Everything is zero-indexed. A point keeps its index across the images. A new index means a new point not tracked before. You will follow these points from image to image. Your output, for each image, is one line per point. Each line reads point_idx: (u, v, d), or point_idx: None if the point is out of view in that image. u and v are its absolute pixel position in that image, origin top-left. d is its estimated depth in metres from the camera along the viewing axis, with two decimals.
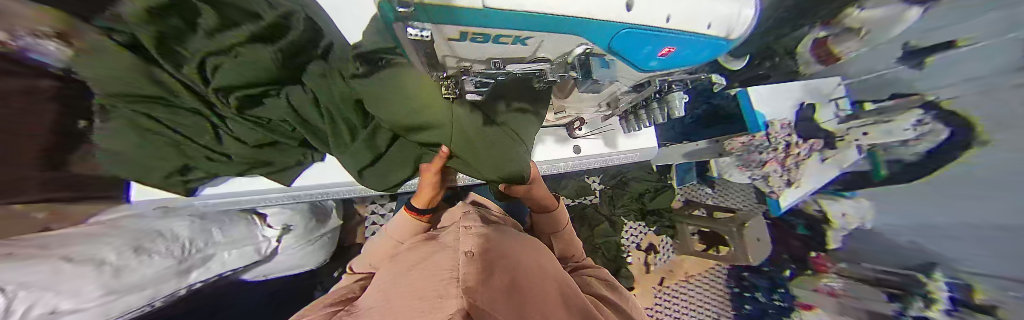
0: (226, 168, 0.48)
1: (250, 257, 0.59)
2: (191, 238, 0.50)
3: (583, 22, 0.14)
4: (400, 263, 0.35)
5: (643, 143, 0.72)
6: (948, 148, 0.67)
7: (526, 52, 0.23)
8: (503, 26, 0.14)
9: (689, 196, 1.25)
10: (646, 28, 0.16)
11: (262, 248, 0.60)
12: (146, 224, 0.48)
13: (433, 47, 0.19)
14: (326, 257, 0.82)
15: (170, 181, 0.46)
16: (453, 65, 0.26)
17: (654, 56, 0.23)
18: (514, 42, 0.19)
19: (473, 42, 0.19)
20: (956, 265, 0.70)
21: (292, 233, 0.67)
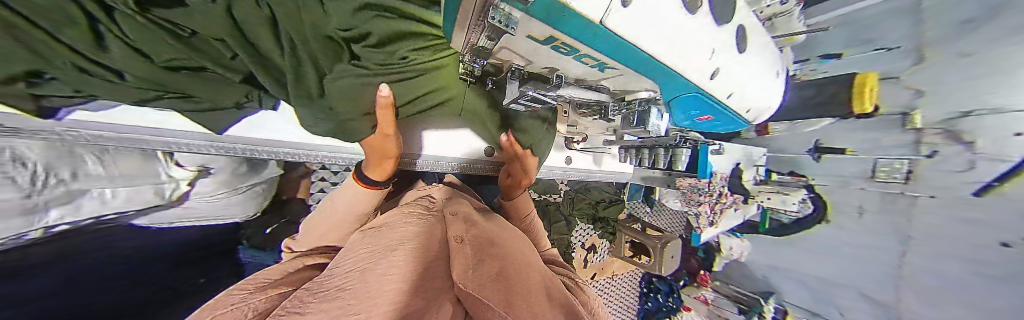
0: (123, 91, 0.28)
1: (150, 201, 0.49)
2: (52, 165, 0.37)
3: (655, 63, 0.17)
4: (373, 242, 0.35)
5: (622, 166, 0.80)
6: (808, 220, 1.00)
7: (592, 76, 0.25)
8: (598, 49, 0.15)
9: (633, 211, 1.42)
10: (694, 85, 0.21)
11: (165, 191, 0.50)
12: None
13: (506, 42, 0.17)
14: (257, 209, 0.72)
15: (12, 94, 0.24)
16: (502, 59, 0.23)
17: (693, 117, 0.29)
18: (590, 63, 0.20)
19: (551, 49, 0.17)
20: (784, 297, 1.10)
21: (213, 178, 0.55)
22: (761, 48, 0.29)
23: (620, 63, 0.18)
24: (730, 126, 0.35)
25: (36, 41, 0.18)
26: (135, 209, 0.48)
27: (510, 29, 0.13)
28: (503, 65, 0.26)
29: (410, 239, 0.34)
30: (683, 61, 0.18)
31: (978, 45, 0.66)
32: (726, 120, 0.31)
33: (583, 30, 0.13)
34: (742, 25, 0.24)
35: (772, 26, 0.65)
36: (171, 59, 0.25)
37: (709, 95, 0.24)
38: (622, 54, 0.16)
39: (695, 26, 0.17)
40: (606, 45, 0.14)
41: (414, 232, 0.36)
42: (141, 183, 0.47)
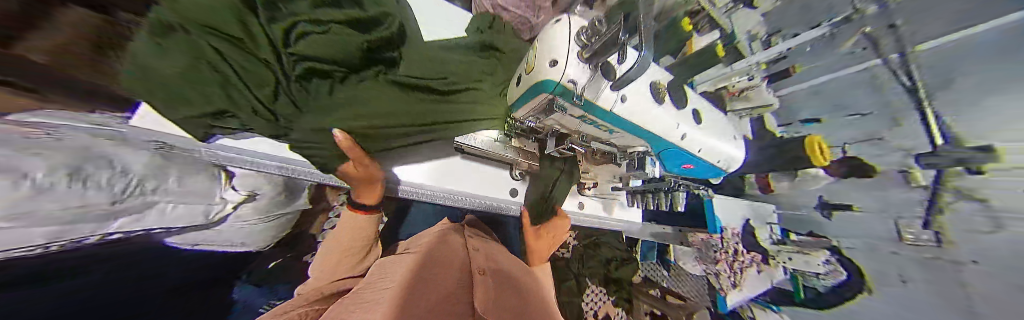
0: (263, 126, 0.45)
1: (194, 218, 0.51)
2: (143, 176, 0.42)
3: (630, 122, 0.36)
4: (407, 264, 0.40)
5: (633, 216, 0.83)
6: (846, 289, 0.69)
7: (607, 135, 0.43)
8: (601, 113, 0.35)
9: (648, 274, 1.33)
10: (663, 137, 0.38)
11: (214, 211, 0.54)
12: (98, 144, 0.39)
13: (556, 108, 0.37)
14: (272, 239, 0.75)
15: (192, 121, 0.42)
16: (550, 121, 0.45)
17: (680, 165, 0.44)
18: (607, 129, 0.40)
19: (582, 121, 0.39)
20: None
21: (253, 204, 0.62)
22: (717, 120, 0.43)
23: (612, 125, 0.38)
24: (713, 172, 0.46)
25: (246, 86, 0.41)
26: (179, 226, 0.50)
27: (561, 105, 0.36)
28: (549, 123, 0.46)
29: (436, 264, 0.39)
30: (651, 122, 0.36)
31: (864, 107, 0.61)
32: (704, 167, 0.43)
33: (590, 105, 0.34)
34: (695, 109, 0.40)
35: (743, 97, 0.75)
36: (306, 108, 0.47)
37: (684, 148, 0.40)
38: (614, 118, 0.36)
39: (660, 108, 0.36)
40: (603, 112, 0.35)
41: (441, 259, 0.41)
42: (202, 199, 0.52)
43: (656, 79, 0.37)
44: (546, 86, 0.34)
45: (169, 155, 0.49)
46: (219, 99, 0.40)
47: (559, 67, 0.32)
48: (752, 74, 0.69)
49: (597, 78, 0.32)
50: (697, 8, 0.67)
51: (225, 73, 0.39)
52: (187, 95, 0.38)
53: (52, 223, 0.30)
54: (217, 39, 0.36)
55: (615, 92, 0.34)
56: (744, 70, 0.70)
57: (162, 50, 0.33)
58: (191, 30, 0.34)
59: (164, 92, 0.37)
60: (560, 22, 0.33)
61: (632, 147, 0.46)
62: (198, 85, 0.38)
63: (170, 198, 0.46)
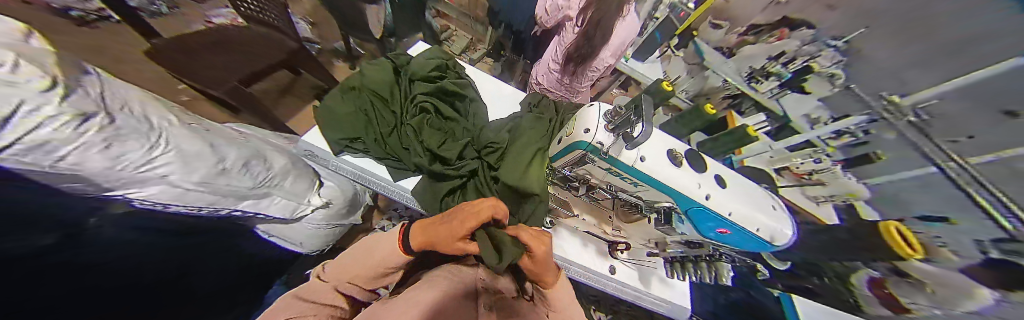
0: (374, 149, 0.65)
1: (285, 212, 0.68)
2: (275, 173, 0.63)
3: (647, 175, 0.41)
4: (415, 284, 0.43)
5: (680, 299, 0.64)
6: None
7: (631, 188, 0.47)
8: (622, 167, 0.42)
9: None
10: (691, 199, 0.41)
11: (298, 209, 0.70)
12: (260, 148, 0.64)
13: (581, 158, 0.46)
14: (322, 246, 0.90)
15: (339, 142, 0.63)
16: (580, 172, 0.52)
17: (714, 230, 0.44)
18: (630, 182, 0.45)
19: (609, 173, 0.46)
20: None
21: (325, 210, 0.77)
22: (747, 191, 0.44)
23: (633, 177, 0.43)
24: (757, 244, 0.44)
25: (374, 122, 0.67)
26: (274, 215, 0.67)
27: (589, 155, 0.43)
28: (579, 174, 0.53)
29: (441, 283, 0.41)
30: (667, 179, 0.41)
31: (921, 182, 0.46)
32: (742, 235, 0.42)
33: (610, 159, 0.42)
34: (717, 175, 0.44)
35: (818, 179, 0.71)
36: (404, 146, 0.67)
37: (713, 210, 0.41)
38: (633, 171, 0.42)
39: (679, 168, 0.42)
40: (622, 166, 0.42)
41: (443, 282, 0.42)
42: (299, 198, 0.69)
43: (671, 147, 0.44)
44: (578, 145, 0.43)
45: (296, 163, 0.71)
46: (365, 131, 0.66)
47: (590, 133, 0.41)
48: (816, 157, 0.71)
49: (619, 144, 0.40)
50: (737, 93, 0.91)
51: (373, 116, 0.68)
52: (348, 125, 0.65)
53: (216, 193, 0.52)
54: (376, 97, 0.71)
55: (634, 152, 0.41)
56: (804, 151, 0.74)
57: (353, 98, 0.70)
58: (366, 92, 0.71)
59: (341, 123, 0.65)
60: (590, 107, 0.43)
61: (657, 202, 0.47)
62: (357, 121, 0.66)
63: (280, 193, 0.65)
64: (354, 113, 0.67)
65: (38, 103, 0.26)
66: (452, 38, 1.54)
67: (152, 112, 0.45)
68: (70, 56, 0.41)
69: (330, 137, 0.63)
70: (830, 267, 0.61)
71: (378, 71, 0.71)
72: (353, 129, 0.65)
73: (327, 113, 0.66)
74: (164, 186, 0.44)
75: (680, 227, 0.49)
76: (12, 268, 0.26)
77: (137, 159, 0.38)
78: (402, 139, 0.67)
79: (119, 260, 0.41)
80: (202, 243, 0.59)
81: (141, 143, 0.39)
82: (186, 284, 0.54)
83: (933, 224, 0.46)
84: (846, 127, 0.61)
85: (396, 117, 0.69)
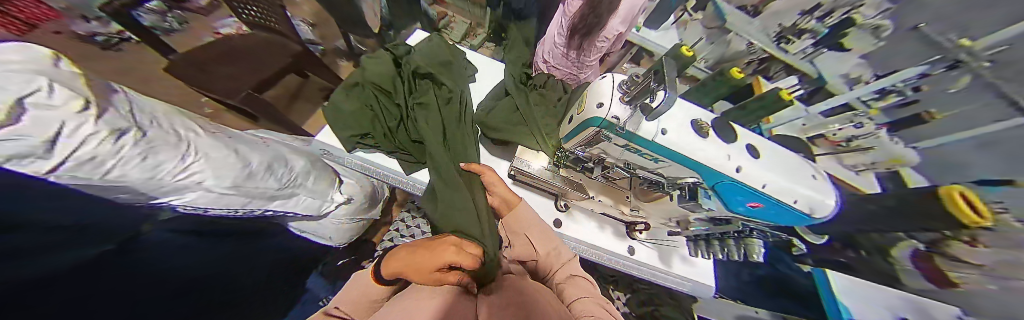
0: (387, 143, 0.67)
1: (312, 210, 0.71)
2: (299, 174, 0.65)
3: (670, 150, 0.39)
4: (432, 277, 0.42)
5: (704, 275, 0.64)
6: None
7: (650, 165, 0.46)
8: (641, 144, 0.40)
9: None
10: (721, 173, 0.39)
11: (324, 207, 0.73)
12: (280, 150, 0.67)
13: (593, 135, 0.44)
14: (349, 239, 0.95)
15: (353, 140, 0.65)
16: (595, 151, 0.50)
17: (744, 204, 0.43)
18: (650, 159, 0.44)
19: (626, 150, 0.44)
20: None
21: (348, 206, 0.79)
22: (785, 159, 0.41)
23: (653, 153, 0.41)
24: (795, 216, 0.42)
25: (381, 117, 0.68)
26: (303, 213, 0.70)
27: (602, 132, 0.41)
28: (593, 153, 0.51)
29: (463, 277, 0.41)
30: (693, 154, 0.39)
31: None
32: (779, 209, 0.40)
33: (628, 134, 0.40)
34: (748, 144, 0.41)
35: (857, 145, 0.68)
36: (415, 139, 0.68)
37: (743, 183, 0.39)
38: (650, 146, 0.40)
39: (706, 139, 0.39)
40: (642, 142, 0.40)
41: (455, 282, 0.39)
42: (323, 197, 0.71)
43: (695, 117, 0.41)
44: (592, 121, 0.42)
45: (316, 164, 0.73)
46: (375, 126, 0.67)
47: (603, 108, 0.40)
48: (857, 122, 0.68)
49: (637, 116, 0.37)
50: (766, 56, 0.82)
51: (379, 111, 0.69)
52: (360, 122, 0.67)
53: (247, 196, 0.55)
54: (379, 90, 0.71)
55: (655, 124, 0.39)
56: (842, 116, 0.70)
57: (361, 94, 0.71)
58: (368, 86, 0.70)
59: (351, 119, 0.66)
60: (602, 79, 0.41)
61: (682, 178, 0.46)
62: (367, 117, 0.67)
63: (306, 193, 0.67)
64: (362, 108, 0.68)
65: (79, 122, 0.28)
66: (450, 25, 1.47)
67: (178, 124, 0.47)
68: (96, 77, 0.43)
69: (345, 135, 0.65)
70: (869, 241, 0.61)
71: (378, 64, 0.71)
72: (365, 125, 0.66)
73: (334, 111, 0.67)
74: (201, 192, 0.47)
75: (704, 203, 0.46)
76: (72, 283, 0.29)
77: (172, 168, 0.41)
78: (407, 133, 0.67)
79: (167, 279, 0.42)
80: (242, 243, 0.63)
81: (172, 153, 0.41)
82: (241, 298, 0.55)
83: (992, 188, 0.45)
84: (892, 85, 0.61)
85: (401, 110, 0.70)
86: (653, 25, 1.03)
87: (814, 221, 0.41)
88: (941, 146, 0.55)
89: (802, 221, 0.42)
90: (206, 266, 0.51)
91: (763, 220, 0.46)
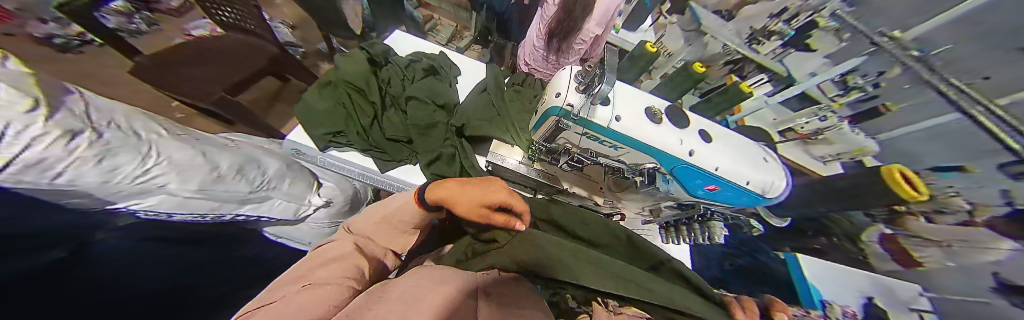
0: (360, 140, 0.66)
1: (289, 213, 0.69)
2: (273, 177, 0.63)
3: (624, 135, 0.43)
4: (425, 271, 0.41)
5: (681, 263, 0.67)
6: None
7: (612, 153, 0.49)
8: (596, 128, 0.44)
9: None
10: (673, 155, 0.43)
11: (301, 210, 0.70)
12: (252, 151, 0.65)
13: (557, 123, 0.46)
14: None
15: (323, 137, 0.63)
16: (562, 142, 0.52)
17: (703, 188, 0.46)
18: (610, 145, 0.47)
19: (587, 138, 0.47)
20: None
21: (328, 208, 0.77)
22: (732, 143, 0.45)
23: (614, 140, 0.45)
24: (750, 197, 0.46)
25: (355, 114, 0.68)
26: (279, 217, 0.68)
27: (562, 119, 0.45)
28: (560, 146, 0.54)
29: (457, 273, 0.41)
30: (645, 138, 0.43)
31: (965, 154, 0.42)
32: (731, 188, 0.45)
33: (585, 122, 0.44)
34: (701, 130, 0.45)
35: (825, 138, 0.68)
36: (392, 136, 0.68)
37: (697, 166, 0.43)
38: (608, 132, 0.43)
39: (657, 125, 0.43)
40: (599, 128, 0.43)
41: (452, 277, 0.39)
42: (300, 200, 0.69)
43: (650, 106, 0.46)
44: (551, 110, 0.46)
45: (291, 166, 0.71)
46: (345, 123, 0.66)
47: (560, 97, 0.44)
48: (822, 115, 0.69)
49: (588, 105, 0.42)
50: (739, 57, 0.88)
51: (353, 108, 0.69)
52: (325, 120, 0.65)
53: (216, 199, 0.52)
54: (351, 90, 0.71)
55: (608, 111, 0.43)
56: (808, 111, 0.73)
57: (331, 93, 0.70)
58: (341, 85, 0.71)
59: (315, 116, 0.64)
60: (562, 70, 0.46)
61: (641, 164, 0.48)
62: (336, 115, 0.66)
63: (280, 196, 0.65)
64: (330, 105, 0.67)
65: (27, 122, 0.26)
66: (436, 28, 1.49)
67: (139, 126, 0.44)
68: (49, 77, 0.41)
69: (312, 132, 0.63)
70: (838, 228, 0.63)
71: (351, 64, 0.72)
72: (335, 123, 0.64)
73: (301, 108, 0.65)
74: (164, 196, 0.44)
75: (664, 187, 0.48)
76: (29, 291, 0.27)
77: (132, 171, 0.38)
78: (383, 130, 0.69)
79: (129, 296, 0.41)
80: (216, 248, 0.61)
81: (132, 155, 0.38)
82: (224, 302, 0.56)
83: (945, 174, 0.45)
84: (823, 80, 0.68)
85: (376, 109, 0.71)
86: (631, 28, 1.19)
87: (768, 200, 0.45)
88: (897, 139, 0.53)
89: (757, 202, 0.46)
90: (171, 279, 0.49)
91: (722, 203, 0.50)
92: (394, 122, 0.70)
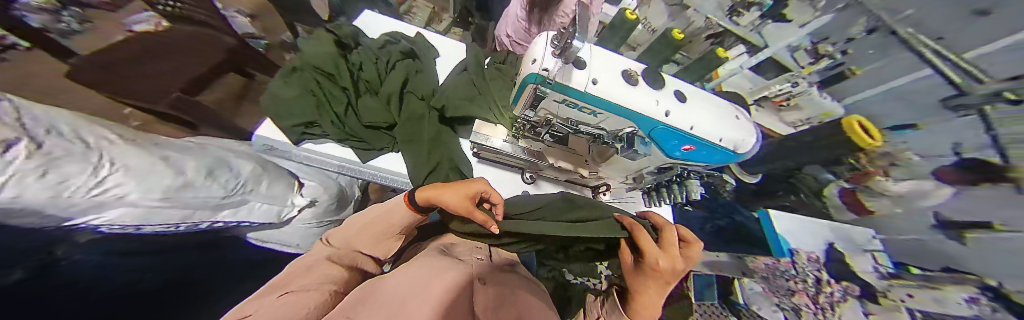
0: (337, 129, 0.63)
1: (271, 215, 0.66)
2: (248, 180, 0.60)
3: (602, 101, 0.44)
4: (418, 262, 0.41)
5: None
6: None
7: (591, 121, 0.50)
8: (574, 94, 0.43)
9: None
10: (649, 117, 0.44)
11: (284, 211, 0.68)
12: (222, 153, 0.62)
13: (536, 93, 0.45)
14: None
15: (295, 129, 0.59)
16: (543, 114, 0.53)
17: (680, 148, 0.48)
18: (589, 113, 0.48)
19: (566, 106, 0.48)
20: None
21: (313, 207, 0.75)
22: (703, 101, 0.47)
23: (597, 109, 0.46)
24: (723, 154, 0.48)
25: (328, 102, 0.64)
26: (260, 220, 0.65)
27: (540, 88, 0.45)
28: (542, 119, 0.54)
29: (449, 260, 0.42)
30: (622, 102, 0.43)
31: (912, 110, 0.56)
32: (705, 146, 0.47)
33: (564, 89, 0.43)
34: (677, 91, 0.47)
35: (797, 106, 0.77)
36: (370, 122, 0.66)
37: (672, 127, 0.45)
38: (586, 98, 0.44)
39: (634, 87, 0.44)
40: (577, 94, 0.43)
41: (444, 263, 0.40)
42: (282, 201, 0.67)
43: (626, 68, 0.46)
44: (529, 77, 0.45)
45: (267, 167, 0.67)
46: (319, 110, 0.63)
47: (536, 63, 0.44)
48: (793, 82, 0.75)
49: (564, 69, 0.42)
50: (721, 31, 0.82)
51: (326, 96, 0.65)
52: (293, 109, 0.61)
53: (188, 207, 0.49)
54: (321, 76, 0.67)
55: (585, 75, 0.42)
56: (781, 78, 0.77)
57: (297, 80, 0.65)
58: (309, 71, 0.67)
59: (282, 105, 0.60)
60: (538, 37, 0.46)
61: (620, 130, 0.49)
62: (308, 102, 0.62)
63: (259, 199, 0.62)
64: (299, 93, 0.63)
65: None
66: (411, 10, 1.39)
67: (82, 133, 0.39)
68: None
69: (282, 124, 0.59)
70: (806, 186, 0.76)
71: (317, 48, 0.68)
72: (306, 113, 0.61)
73: (267, 97, 0.60)
74: (127, 208, 0.40)
75: (641, 149, 0.48)
76: None
77: (83, 183, 0.34)
78: (361, 117, 0.66)
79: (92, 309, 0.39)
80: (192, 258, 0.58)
81: (80, 166, 0.33)
82: None
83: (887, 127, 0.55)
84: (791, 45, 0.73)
85: (351, 94, 0.68)
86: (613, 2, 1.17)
87: (739, 157, 0.48)
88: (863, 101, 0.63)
89: (731, 159, 0.49)
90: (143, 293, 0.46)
91: (699, 162, 0.52)
92: (371, 108, 0.67)
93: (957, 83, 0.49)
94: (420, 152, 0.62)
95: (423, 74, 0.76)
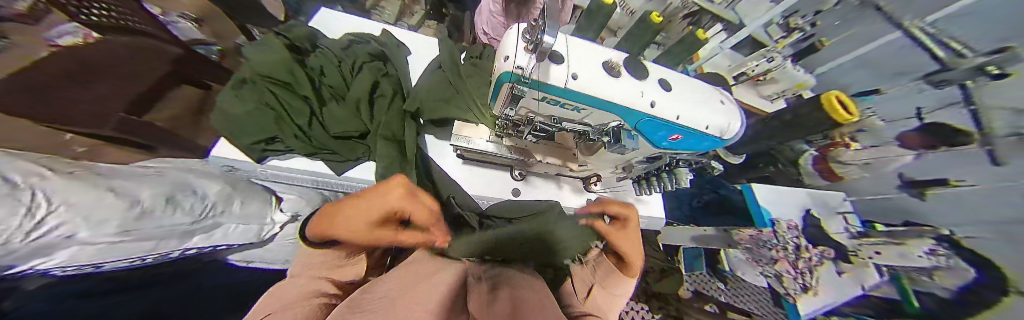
0: (300, 145, 0.59)
1: (248, 236, 0.63)
2: (217, 202, 0.55)
3: (584, 94, 0.42)
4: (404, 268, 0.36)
5: (652, 210, 0.77)
6: None
7: (576, 117, 0.49)
8: (553, 88, 0.41)
9: (698, 287, 0.97)
10: (633, 109, 0.43)
11: (264, 230, 0.65)
12: (183, 176, 0.56)
13: (515, 90, 0.43)
14: None
15: (253, 146, 0.55)
16: (523, 112, 0.51)
17: (668, 139, 0.48)
18: (573, 109, 0.46)
19: (547, 103, 0.46)
20: None
21: (296, 224, 0.72)
22: (685, 89, 0.47)
23: (582, 104, 0.44)
24: (710, 141, 0.49)
25: (285, 116, 0.59)
26: (236, 243, 0.61)
27: (518, 84, 0.42)
28: (522, 117, 0.53)
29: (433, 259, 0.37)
30: (607, 96, 0.42)
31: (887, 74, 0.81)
32: (692, 135, 0.47)
33: (544, 85, 0.41)
34: (661, 79, 0.46)
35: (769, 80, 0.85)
36: (337, 133, 0.62)
37: (658, 118, 0.44)
38: (569, 93, 0.42)
39: (618, 80, 0.43)
40: (555, 88, 0.41)
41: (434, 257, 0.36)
42: (259, 219, 0.63)
43: (608, 59, 0.45)
44: (504, 75, 0.43)
45: (238, 186, 0.63)
46: (275, 124, 0.57)
47: (510, 60, 0.41)
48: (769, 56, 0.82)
49: (541, 64, 0.40)
50: (696, 9, 0.84)
51: (285, 108, 0.60)
52: (246, 124, 0.55)
53: (152, 237, 0.44)
54: (276, 87, 0.61)
55: (565, 70, 0.40)
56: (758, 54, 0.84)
57: (248, 93, 0.59)
58: (260, 81, 0.60)
59: (230, 121, 0.55)
60: (511, 28, 0.43)
61: (607, 124, 0.48)
62: (259, 116, 0.57)
63: (234, 220, 0.58)
64: (252, 106, 0.57)
65: None
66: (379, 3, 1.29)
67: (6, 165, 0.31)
68: None
69: (236, 144, 0.54)
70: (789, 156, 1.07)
71: (266, 53, 0.62)
72: (259, 131, 0.55)
73: (214, 115, 0.55)
74: (79, 247, 0.35)
75: (628, 143, 0.48)
76: None
77: (22, 228, 0.27)
78: (328, 128, 0.62)
79: None
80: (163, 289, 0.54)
81: (13, 208, 0.26)
82: None
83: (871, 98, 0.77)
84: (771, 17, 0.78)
85: (315, 104, 0.63)
86: None
87: (724, 143, 0.49)
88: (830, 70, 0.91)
89: (717, 145, 0.50)
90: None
91: (683, 151, 0.53)
92: (338, 116, 0.63)
93: (941, 58, 0.70)
94: (398, 159, 0.59)
95: (392, 76, 0.72)
